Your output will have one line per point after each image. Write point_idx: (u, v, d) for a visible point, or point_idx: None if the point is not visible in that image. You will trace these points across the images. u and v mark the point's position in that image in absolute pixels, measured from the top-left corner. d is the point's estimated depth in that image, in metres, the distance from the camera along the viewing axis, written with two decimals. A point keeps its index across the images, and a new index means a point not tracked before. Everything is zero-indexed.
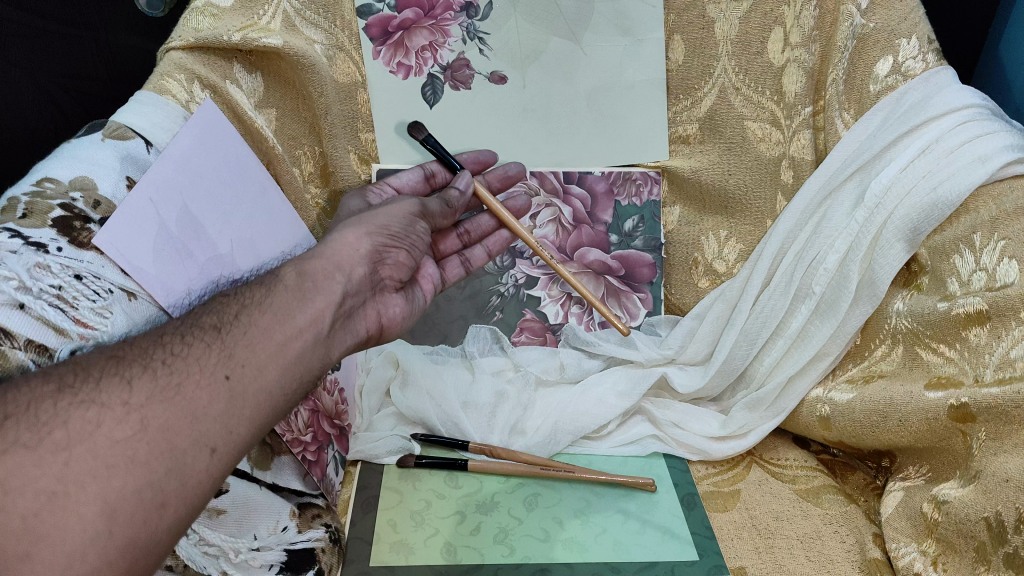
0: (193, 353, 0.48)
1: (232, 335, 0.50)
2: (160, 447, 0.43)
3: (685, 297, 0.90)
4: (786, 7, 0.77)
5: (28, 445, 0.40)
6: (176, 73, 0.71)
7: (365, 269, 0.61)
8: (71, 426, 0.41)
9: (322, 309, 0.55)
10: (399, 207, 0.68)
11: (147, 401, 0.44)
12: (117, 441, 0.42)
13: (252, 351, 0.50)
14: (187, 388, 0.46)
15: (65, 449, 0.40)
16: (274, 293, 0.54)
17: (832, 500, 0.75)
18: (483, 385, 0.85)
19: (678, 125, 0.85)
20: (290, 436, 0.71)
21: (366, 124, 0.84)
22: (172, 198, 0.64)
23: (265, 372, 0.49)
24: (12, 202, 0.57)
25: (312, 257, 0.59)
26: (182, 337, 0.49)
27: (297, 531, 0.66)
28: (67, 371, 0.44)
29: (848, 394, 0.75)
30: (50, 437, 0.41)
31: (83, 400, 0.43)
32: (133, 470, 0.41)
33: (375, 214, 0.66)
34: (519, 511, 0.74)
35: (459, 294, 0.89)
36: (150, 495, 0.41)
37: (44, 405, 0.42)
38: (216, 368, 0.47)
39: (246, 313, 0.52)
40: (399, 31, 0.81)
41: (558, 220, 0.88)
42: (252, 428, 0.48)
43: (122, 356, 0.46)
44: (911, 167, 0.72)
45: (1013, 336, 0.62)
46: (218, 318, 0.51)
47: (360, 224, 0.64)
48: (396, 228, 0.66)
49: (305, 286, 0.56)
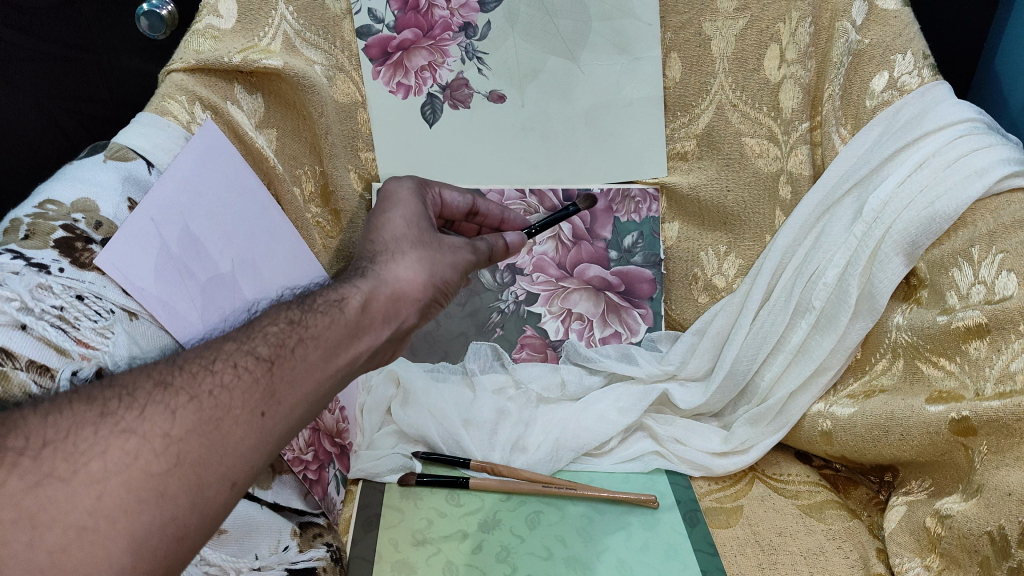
0: (239, 385, 0.46)
1: (282, 372, 0.48)
2: (188, 480, 0.42)
3: (685, 313, 0.90)
4: (781, 23, 0.78)
5: (63, 477, 0.39)
6: (177, 95, 0.71)
7: (412, 319, 0.59)
8: (109, 457, 0.40)
9: (362, 352, 0.54)
10: (462, 260, 0.64)
11: (185, 434, 0.43)
12: (152, 474, 0.40)
13: (293, 388, 0.49)
14: (226, 422, 0.44)
15: (100, 481, 0.39)
16: (332, 325, 0.52)
17: (835, 515, 0.75)
18: (485, 402, 0.85)
19: (677, 141, 0.85)
20: (291, 455, 0.71)
21: (365, 143, 0.85)
22: (173, 218, 0.64)
23: (294, 413, 0.48)
24: (14, 224, 0.57)
25: (378, 286, 0.57)
26: (234, 365, 0.47)
27: (298, 550, 0.66)
28: (111, 396, 0.43)
29: (850, 408, 0.75)
30: (86, 468, 0.39)
31: (124, 429, 0.41)
32: (161, 505, 0.40)
33: (445, 254, 0.63)
34: (521, 529, 0.74)
35: (459, 311, 0.89)
36: (172, 530, 0.40)
37: (84, 432, 0.41)
38: (254, 404, 0.46)
39: (303, 346, 0.50)
40: (399, 51, 0.83)
41: (557, 237, 0.89)
42: (270, 459, 0.47)
43: (170, 382, 0.45)
44: (909, 181, 0.72)
45: (1013, 350, 0.62)
46: (273, 348, 0.49)
47: (429, 265, 0.60)
48: (451, 287, 0.63)
49: (361, 323, 0.54)
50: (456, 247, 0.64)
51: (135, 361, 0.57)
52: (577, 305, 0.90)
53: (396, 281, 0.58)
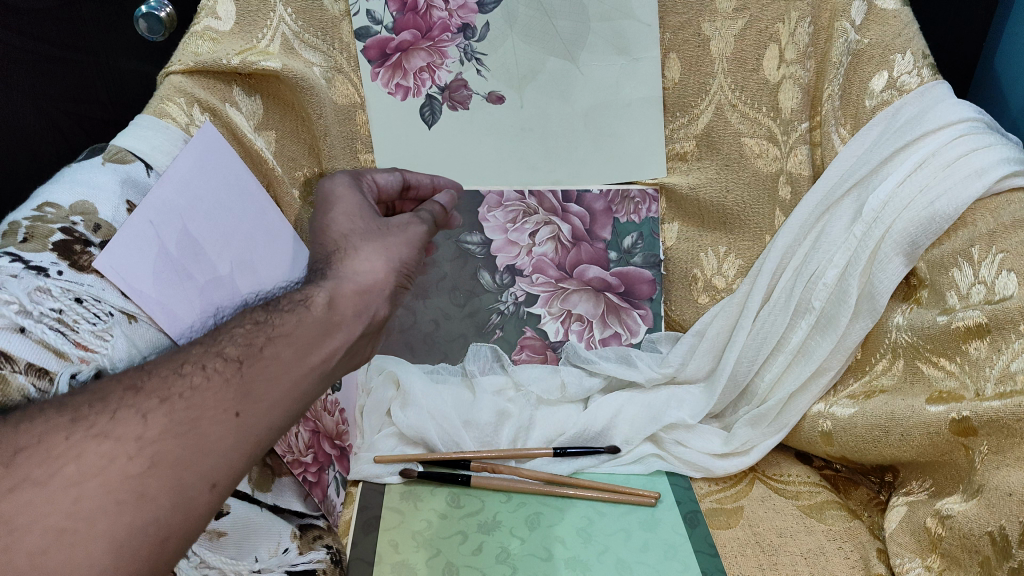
0: (211, 386, 0.46)
1: (253, 371, 0.48)
2: (168, 482, 0.42)
3: (685, 314, 0.89)
4: (780, 24, 0.79)
5: (37, 482, 0.39)
6: (177, 97, 0.72)
7: (382, 309, 0.57)
8: (84, 461, 0.40)
9: (336, 350, 0.53)
10: (413, 236, 0.62)
11: (160, 436, 0.42)
12: (130, 476, 0.41)
13: (270, 385, 0.48)
14: (203, 422, 0.44)
15: (76, 484, 0.39)
16: (300, 324, 0.51)
17: (836, 516, 0.74)
18: (485, 404, 0.85)
19: (675, 142, 0.85)
20: (290, 458, 0.73)
21: (365, 146, 0.85)
22: (172, 220, 0.64)
23: (275, 412, 0.48)
24: (13, 227, 0.58)
25: (341, 283, 0.55)
26: (203, 367, 0.47)
27: (298, 552, 0.66)
28: (82, 403, 0.43)
29: (850, 408, 0.75)
30: (62, 472, 0.40)
31: (97, 432, 0.41)
32: (142, 507, 0.40)
33: (395, 234, 0.61)
34: (522, 530, 0.74)
35: (459, 311, 0.89)
36: (154, 532, 0.40)
37: (57, 438, 0.41)
38: (228, 404, 0.46)
39: (272, 345, 0.50)
40: (397, 53, 0.83)
41: (557, 238, 0.89)
42: (254, 460, 0.47)
43: (141, 386, 0.45)
44: (910, 180, 0.71)
45: (1013, 350, 0.62)
46: (242, 348, 0.49)
47: (384, 252, 0.58)
48: (410, 263, 0.60)
49: (331, 321, 0.53)
50: (404, 224, 0.62)
51: (133, 361, 0.57)
52: (576, 305, 0.89)
53: (355, 276, 0.56)
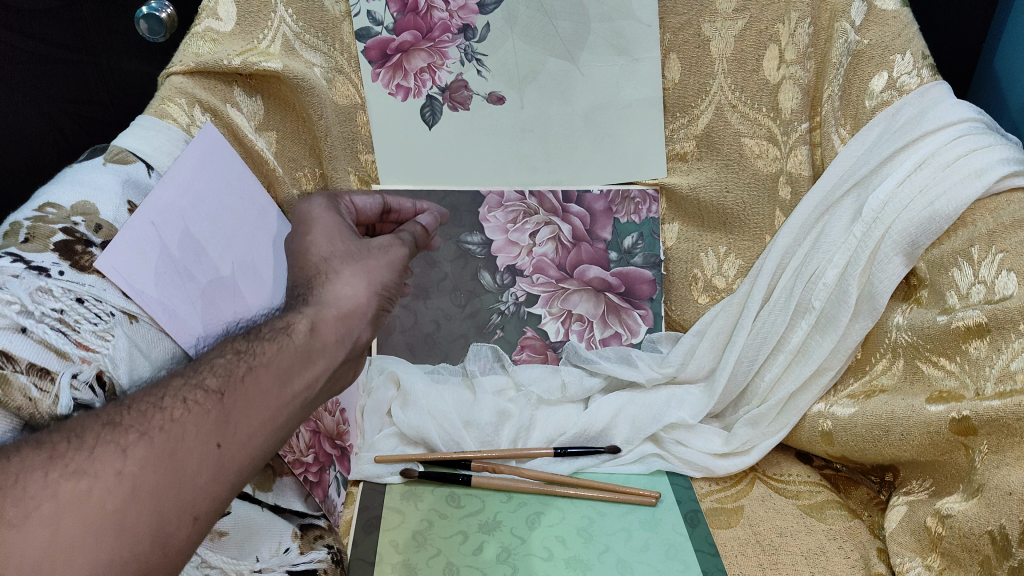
0: (191, 418, 0.46)
1: (233, 402, 0.48)
2: (148, 517, 0.42)
3: (686, 314, 0.89)
4: (780, 24, 0.79)
5: (13, 522, 0.38)
6: (177, 98, 0.72)
7: (365, 333, 0.58)
8: (61, 498, 0.40)
9: (318, 376, 0.53)
10: (394, 258, 0.63)
11: (140, 469, 0.42)
12: (108, 511, 0.40)
13: (249, 416, 0.48)
14: (180, 454, 0.44)
15: (53, 522, 0.39)
16: (280, 352, 0.52)
17: (836, 515, 0.75)
18: (485, 404, 0.84)
19: (675, 142, 0.85)
20: (290, 458, 0.74)
21: (366, 146, 0.86)
22: (173, 220, 0.65)
23: (253, 442, 0.48)
24: (14, 227, 0.57)
25: (324, 309, 0.56)
26: (183, 400, 0.47)
27: (298, 553, 0.66)
28: (60, 439, 0.43)
29: (850, 408, 0.75)
30: (37, 511, 0.39)
31: (75, 471, 0.41)
32: (120, 542, 0.40)
33: (377, 255, 0.62)
34: (522, 530, 0.74)
35: (459, 312, 0.89)
36: (133, 568, 0.41)
37: (34, 477, 0.40)
38: (208, 436, 0.46)
39: (252, 374, 0.50)
40: (398, 54, 0.83)
41: (557, 238, 0.89)
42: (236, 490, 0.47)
43: (119, 421, 0.44)
44: (909, 180, 0.72)
45: (1013, 349, 0.62)
46: (222, 379, 0.49)
47: (366, 274, 0.59)
48: (393, 284, 0.61)
49: (313, 347, 0.53)
50: (386, 246, 0.63)
51: (133, 361, 0.58)
52: (576, 306, 0.89)
53: (338, 300, 0.57)
